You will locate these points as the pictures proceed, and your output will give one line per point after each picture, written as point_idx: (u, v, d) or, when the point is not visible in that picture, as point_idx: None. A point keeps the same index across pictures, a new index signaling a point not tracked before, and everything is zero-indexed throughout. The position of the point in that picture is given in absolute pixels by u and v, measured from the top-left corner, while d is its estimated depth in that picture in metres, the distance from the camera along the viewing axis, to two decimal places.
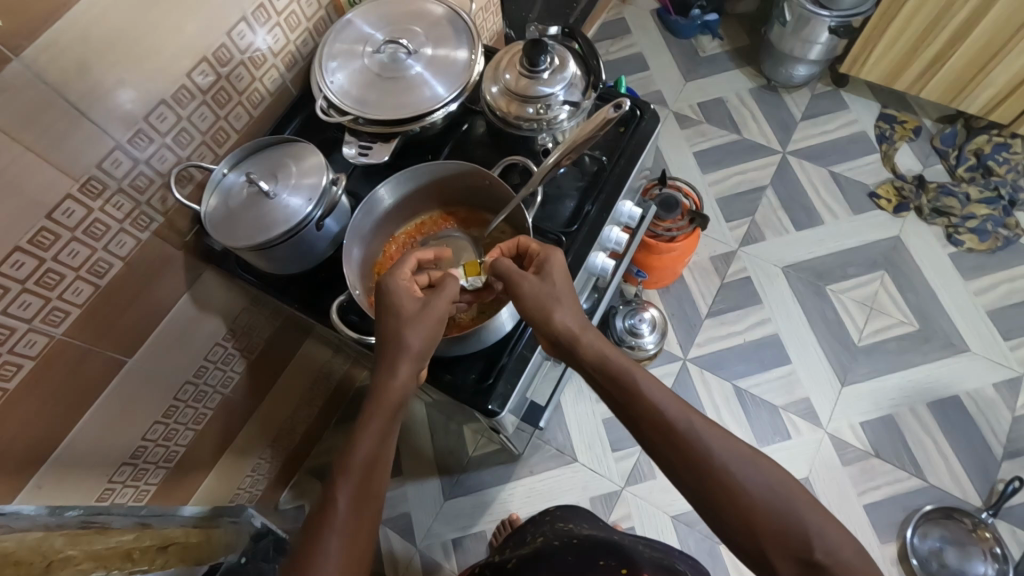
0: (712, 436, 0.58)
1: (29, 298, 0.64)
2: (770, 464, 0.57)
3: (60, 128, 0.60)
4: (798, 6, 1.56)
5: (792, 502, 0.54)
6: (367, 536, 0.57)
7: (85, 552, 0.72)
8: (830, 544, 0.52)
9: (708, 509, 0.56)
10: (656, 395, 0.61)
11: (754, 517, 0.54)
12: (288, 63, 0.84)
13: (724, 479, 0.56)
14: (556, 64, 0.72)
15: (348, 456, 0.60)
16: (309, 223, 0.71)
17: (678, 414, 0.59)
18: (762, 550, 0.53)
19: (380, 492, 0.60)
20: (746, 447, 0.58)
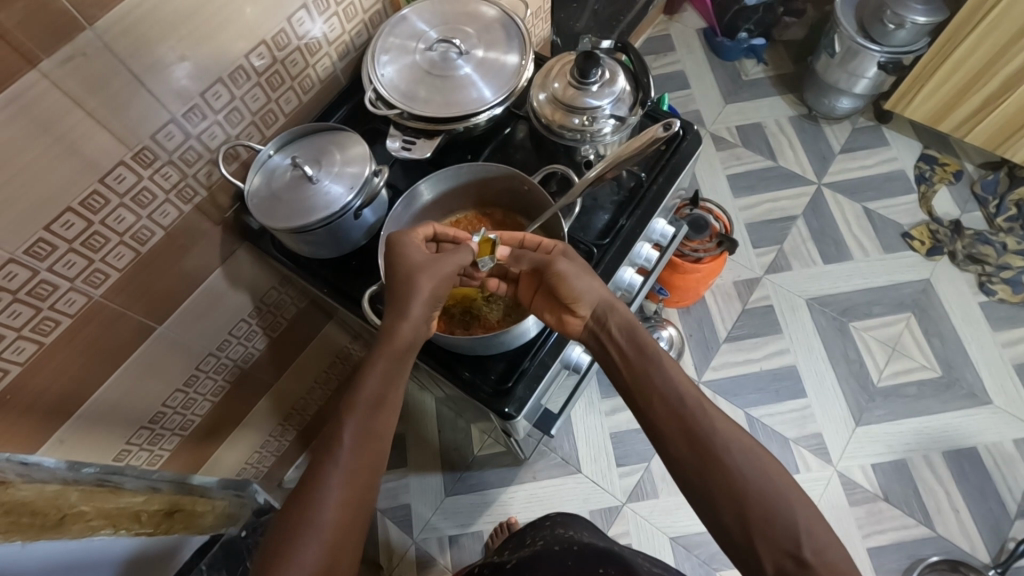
0: (716, 416, 0.59)
1: (74, 258, 0.66)
2: (768, 454, 0.57)
3: (120, 97, 0.62)
4: (848, 38, 1.55)
5: (784, 493, 0.54)
6: (372, 475, 0.60)
7: (99, 509, 0.81)
8: (816, 540, 0.52)
9: (702, 487, 0.57)
10: (671, 371, 0.63)
11: (745, 501, 0.54)
12: (341, 53, 0.85)
13: (721, 459, 0.56)
14: (606, 78, 0.72)
15: (353, 394, 0.63)
16: (347, 212, 0.72)
17: (686, 392, 0.61)
18: (748, 538, 0.53)
19: (386, 431, 0.63)
20: (746, 434, 0.59)
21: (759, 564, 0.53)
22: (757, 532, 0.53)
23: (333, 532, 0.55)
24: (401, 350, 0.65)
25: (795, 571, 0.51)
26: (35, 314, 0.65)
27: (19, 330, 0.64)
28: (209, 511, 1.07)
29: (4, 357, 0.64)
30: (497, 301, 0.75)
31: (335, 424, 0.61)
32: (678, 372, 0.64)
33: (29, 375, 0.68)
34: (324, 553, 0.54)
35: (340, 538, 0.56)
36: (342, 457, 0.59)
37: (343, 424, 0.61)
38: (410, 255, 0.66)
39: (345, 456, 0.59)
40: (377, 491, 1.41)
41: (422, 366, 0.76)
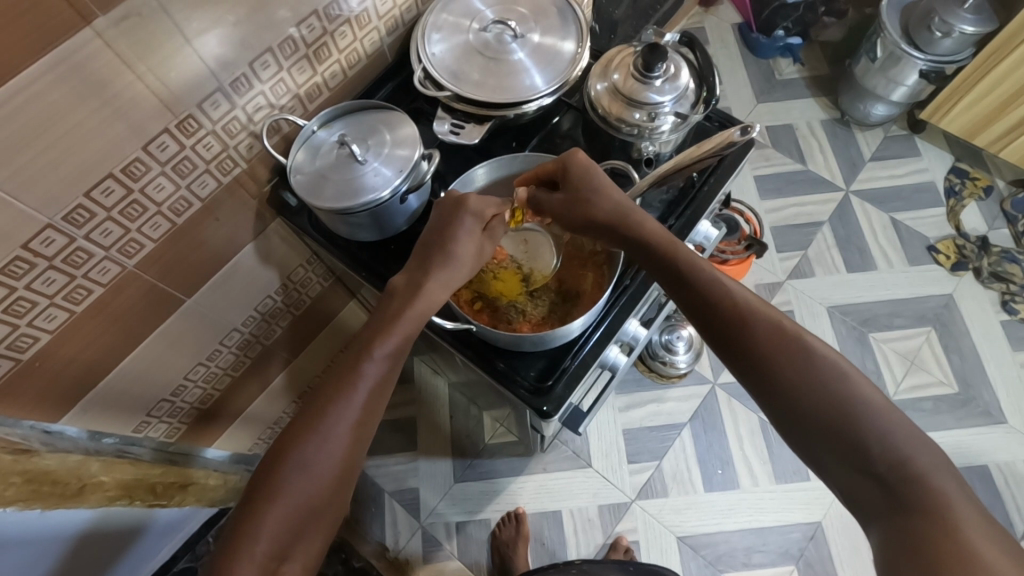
0: (763, 326, 0.57)
1: (111, 226, 0.64)
2: (835, 364, 0.53)
3: (169, 62, 0.59)
4: (891, 43, 1.51)
5: (851, 407, 0.51)
6: (358, 454, 0.59)
7: (118, 480, 0.84)
8: (894, 453, 0.49)
9: (772, 410, 0.55)
10: (722, 287, 0.61)
11: (806, 417, 0.52)
12: (390, 27, 0.82)
13: (780, 381, 0.54)
14: (670, 73, 0.70)
15: (359, 368, 0.60)
16: (394, 197, 0.70)
17: (740, 308, 0.58)
18: (818, 451, 0.52)
19: (379, 411, 0.61)
20: (810, 344, 0.55)
21: (837, 482, 0.51)
22: (825, 445, 0.51)
23: (308, 505, 0.55)
24: (407, 337, 0.63)
25: (875, 488, 0.49)
26: (68, 281, 0.63)
27: (51, 298, 0.62)
28: (219, 487, 1.10)
29: (34, 323, 0.62)
30: (542, 297, 0.74)
31: (333, 393, 0.59)
32: (733, 288, 0.61)
33: (59, 343, 0.66)
34: (292, 523, 0.54)
35: (314, 510, 0.55)
36: (337, 429, 0.57)
37: (344, 396, 0.59)
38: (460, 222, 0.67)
39: (338, 429, 0.57)
40: (386, 473, 1.40)
41: (457, 355, 0.75)
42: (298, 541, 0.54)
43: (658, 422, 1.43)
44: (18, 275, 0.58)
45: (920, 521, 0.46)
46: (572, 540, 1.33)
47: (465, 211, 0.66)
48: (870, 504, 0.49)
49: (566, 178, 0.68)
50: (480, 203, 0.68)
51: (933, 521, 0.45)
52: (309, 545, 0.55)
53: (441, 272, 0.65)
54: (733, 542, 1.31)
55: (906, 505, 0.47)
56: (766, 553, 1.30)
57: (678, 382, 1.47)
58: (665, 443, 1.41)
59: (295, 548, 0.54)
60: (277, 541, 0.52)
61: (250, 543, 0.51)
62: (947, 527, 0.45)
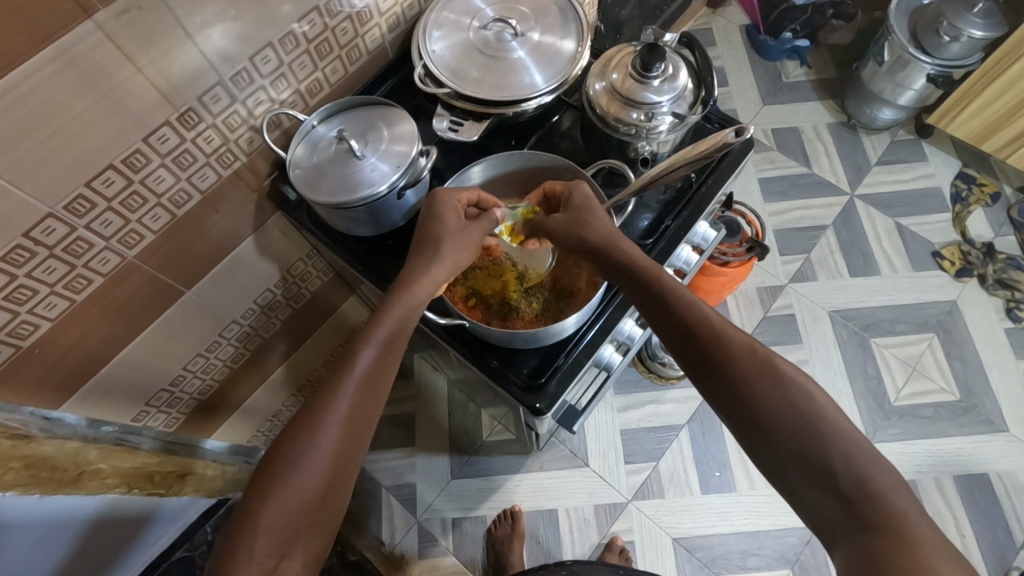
0: (734, 344, 0.58)
1: (111, 216, 0.65)
2: (804, 387, 0.54)
3: (169, 55, 0.60)
4: (899, 47, 1.50)
5: (818, 428, 0.52)
6: (354, 451, 0.60)
7: (116, 469, 0.86)
8: (858, 475, 0.49)
9: (742, 432, 0.56)
10: (699, 309, 0.61)
11: (773, 436, 0.53)
12: (391, 24, 0.83)
13: (753, 401, 0.55)
14: (668, 73, 0.70)
15: (349, 364, 0.61)
16: (391, 192, 0.70)
17: (716, 329, 0.59)
18: (785, 471, 0.52)
19: (373, 406, 0.62)
20: (781, 366, 0.55)
21: (802, 503, 0.52)
22: (791, 464, 0.52)
23: (305, 503, 0.55)
24: (395, 330, 0.63)
25: (838, 509, 0.49)
26: (68, 271, 0.64)
27: (51, 286, 0.63)
28: (217, 477, 1.11)
29: (35, 311, 0.63)
30: (536, 296, 0.74)
31: (326, 390, 0.60)
32: (710, 310, 0.61)
33: (59, 331, 0.67)
34: (289, 525, 0.54)
35: (311, 507, 0.56)
36: (330, 425, 0.58)
37: (334, 396, 0.59)
38: (445, 219, 0.68)
39: (331, 429, 0.58)
40: (383, 468, 1.41)
41: (452, 352, 0.75)
42: (297, 540, 0.55)
43: (656, 424, 1.43)
44: (20, 263, 0.59)
45: (881, 539, 0.46)
46: (566, 538, 1.33)
47: (441, 203, 0.68)
48: (834, 525, 0.49)
49: (568, 203, 0.69)
50: (452, 194, 0.69)
51: (893, 541, 0.46)
52: (308, 542, 0.55)
53: (424, 260, 0.66)
54: (728, 544, 1.31)
55: (868, 525, 0.47)
56: (760, 556, 1.30)
57: (677, 383, 1.47)
58: (662, 444, 1.41)
59: (293, 546, 0.54)
60: (274, 540, 0.53)
61: (247, 546, 0.52)
62: (906, 548, 0.45)
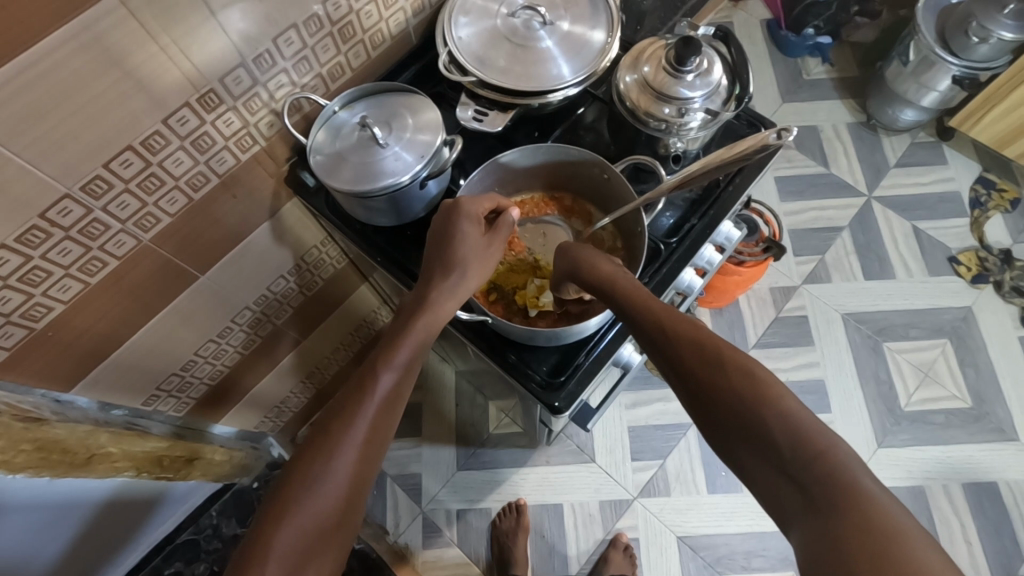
0: (682, 338, 0.56)
1: (128, 199, 0.64)
2: (749, 367, 0.51)
3: (192, 35, 0.59)
4: (925, 47, 1.47)
5: (758, 406, 0.49)
6: (369, 471, 0.59)
7: (126, 452, 0.82)
8: (808, 454, 0.45)
9: (698, 418, 0.54)
10: (653, 303, 0.60)
11: (724, 422, 0.50)
12: (416, 9, 0.81)
13: (702, 386, 0.53)
14: (702, 68, 0.69)
15: (369, 388, 0.60)
16: (413, 182, 0.69)
17: (668, 324, 0.58)
18: (739, 459, 0.49)
19: (389, 431, 0.61)
20: (728, 350, 0.54)
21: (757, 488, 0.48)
22: (743, 450, 0.49)
23: (320, 526, 0.54)
24: (415, 354, 0.63)
25: (792, 490, 0.45)
26: (84, 253, 0.63)
27: (66, 268, 0.62)
28: (226, 462, 1.07)
29: (48, 293, 0.62)
30: None
31: (344, 411, 0.59)
32: (663, 303, 0.60)
33: (72, 313, 0.66)
34: (299, 547, 0.53)
35: (326, 530, 0.55)
36: (349, 448, 0.57)
37: (353, 417, 0.58)
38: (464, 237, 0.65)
39: (349, 449, 0.57)
40: (389, 457, 1.41)
41: (470, 345, 0.74)
42: (309, 561, 0.53)
43: (664, 421, 1.43)
44: (34, 245, 0.58)
45: (832, 512, 0.42)
46: (571, 533, 1.33)
47: (461, 215, 0.65)
48: (787, 505, 0.45)
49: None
50: (473, 203, 0.67)
51: (846, 517, 0.42)
52: (321, 565, 0.54)
53: (451, 279, 0.64)
54: (734, 544, 1.31)
55: (818, 500, 0.44)
56: (765, 558, 1.29)
57: None
58: (670, 442, 1.40)
59: (307, 568, 0.53)
60: (288, 561, 0.52)
61: (259, 566, 0.51)
62: (858, 520, 0.41)
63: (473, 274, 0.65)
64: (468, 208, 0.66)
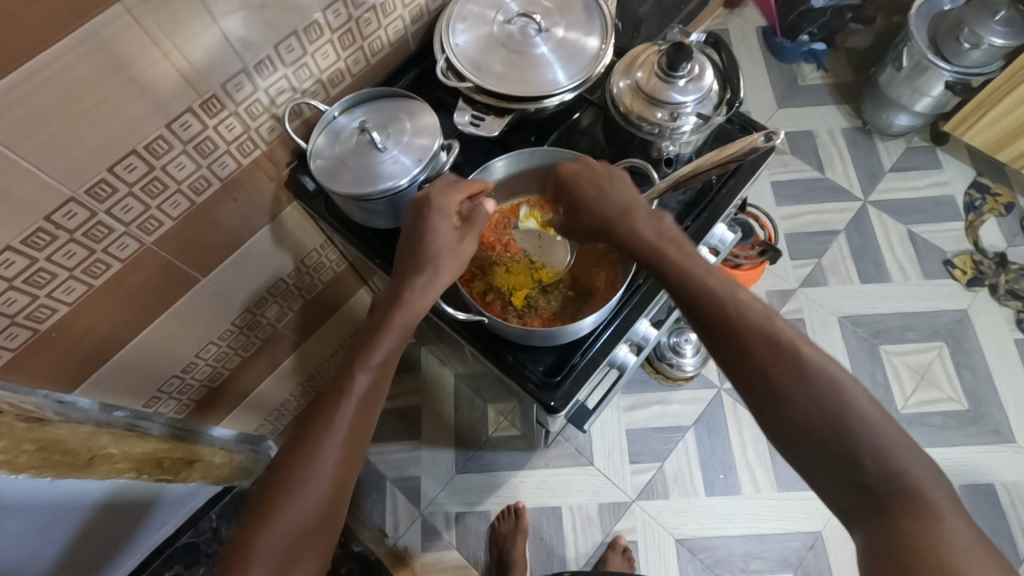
0: (758, 331, 0.54)
1: (132, 202, 0.65)
2: (832, 375, 0.51)
3: (195, 42, 0.60)
4: (918, 53, 1.49)
5: (844, 418, 0.50)
6: (353, 468, 0.60)
7: (127, 453, 0.84)
8: (884, 466, 0.48)
9: (764, 414, 0.54)
10: (721, 296, 0.58)
11: (794, 423, 0.51)
12: (414, 16, 0.82)
13: (778, 388, 0.52)
14: (694, 73, 0.70)
15: (345, 389, 0.61)
16: (410, 185, 0.70)
17: (742, 314, 0.56)
18: (810, 461, 0.51)
19: (370, 429, 0.62)
20: (808, 352, 0.53)
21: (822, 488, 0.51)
22: (818, 453, 0.50)
23: (305, 528, 0.56)
24: (392, 351, 0.64)
25: (864, 497, 0.48)
26: (88, 255, 0.64)
27: (71, 270, 0.63)
28: (226, 464, 1.09)
29: (53, 295, 0.63)
30: (555, 293, 0.74)
31: (323, 412, 0.60)
32: (731, 293, 0.58)
33: (77, 315, 0.67)
34: (285, 549, 0.55)
35: (311, 530, 0.56)
36: (329, 449, 0.58)
37: (331, 417, 0.59)
38: (435, 231, 0.66)
39: (329, 450, 0.58)
40: (388, 461, 1.41)
41: (467, 346, 0.75)
42: (294, 561, 0.55)
43: (662, 424, 1.43)
44: (40, 247, 0.59)
45: (905, 525, 0.46)
46: (569, 536, 1.33)
47: (429, 208, 0.66)
48: (857, 512, 0.49)
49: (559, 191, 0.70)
50: (444, 196, 0.67)
51: (916, 528, 0.46)
52: (308, 563, 0.56)
53: (422, 278, 0.65)
54: (732, 547, 1.31)
55: (892, 513, 0.47)
56: (764, 560, 1.30)
57: (684, 385, 1.47)
58: (668, 445, 1.41)
59: (293, 567, 0.55)
60: (272, 563, 0.54)
61: (243, 569, 0.53)
62: (938, 540, 0.44)
63: (445, 271, 0.66)
64: (438, 200, 0.67)
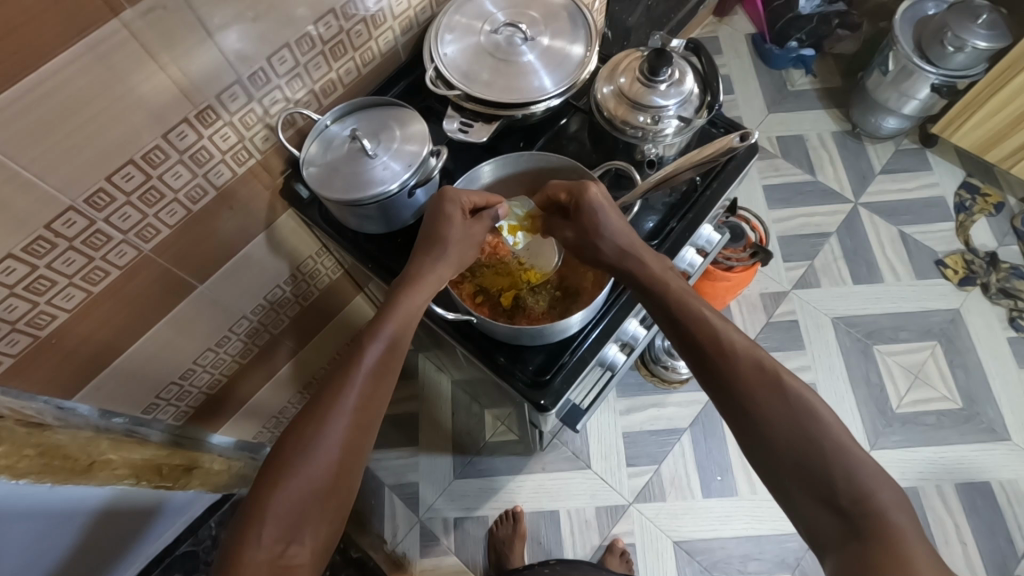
0: (744, 359, 0.58)
1: (130, 211, 0.67)
2: (811, 404, 0.55)
3: (191, 55, 0.62)
4: (904, 57, 1.51)
5: (821, 445, 0.52)
6: (363, 440, 0.61)
7: (126, 459, 0.84)
8: (858, 490, 0.50)
9: (744, 440, 0.57)
10: (713, 325, 0.61)
11: (773, 447, 0.54)
12: (404, 28, 0.85)
13: (758, 413, 0.56)
14: (675, 78, 0.73)
15: (358, 358, 0.62)
16: (401, 190, 0.72)
17: (727, 343, 0.60)
18: (786, 484, 0.53)
19: (381, 402, 0.63)
20: (789, 381, 0.56)
21: (798, 514, 0.53)
22: (793, 475, 0.53)
23: (315, 491, 0.56)
24: (401, 326, 0.65)
25: (836, 520, 0.50)
26: (87, 263, 0.66)
27: (70, 277, 0.65)
28: (223, 472, 1.09)
29: (53, 302, 0.65)
30: (543, 293, 0.76)
31: (336, 383, 0.61)
32: (725, 325, 0.62)
33: (76, 321, 0.69)
34: (295, 513, 0.55)
35: (322, 494, 0.56)
36: (338, 417, 0.59)
37: (343, 389, 0.60)
38: (445, 221, 0.68)
39: (340, 419, 0.59)
40: (386, 467, 1.42)
41: (459, 347, 0.76)
42: (305, 527, 0.55)
43: (658, 427, 1.44)
44: (39, 255, 0.61)
45: (870, 548, 0.48)
46: (567, 540, 1.34)
47: (445, 200, 0.69)
48: (828, 537, 0.50)
49: (577, 213, 0.69)
50: (459, 192, 0.70)
51: (883, 550, 0.47)
52: (317, 531, 0.56)
53: (431, 258, 0.68)
54: (729, 548, 1.31)
55: (861, 536, 0.49)
56: (761, 562, 1.30)
57: (679, 387, 1.48)
58: (664, 447, 1.42)
59: (302, 532, 0.55)
60: (284, 524, 0.54)
61: (257, 529, 0.53)
62: (903, 563, 0.46)
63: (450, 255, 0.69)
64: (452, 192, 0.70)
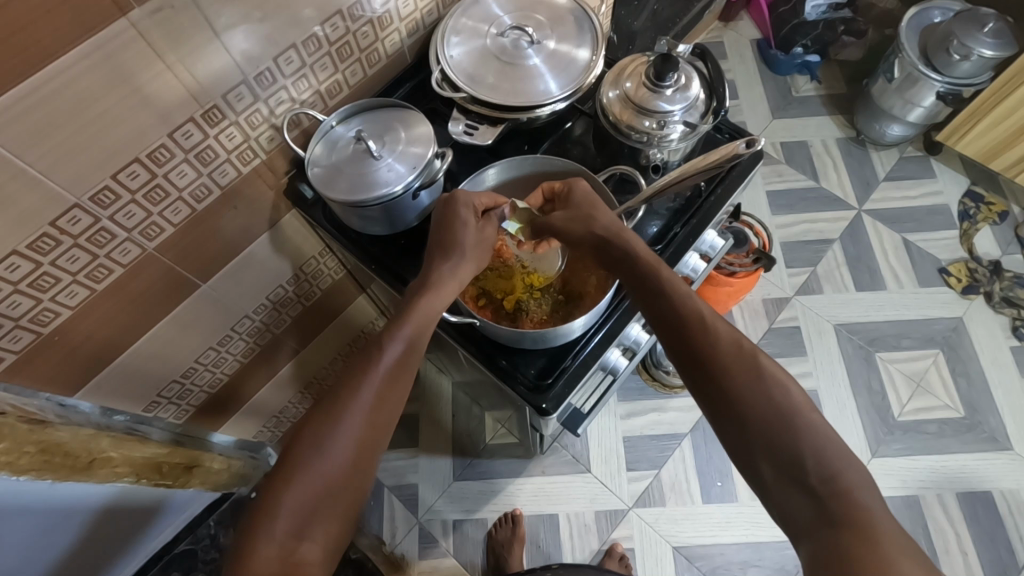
0: (722, 339, 0.59)
1: (134, 209, 0.67)
2: (784, 385, 0.55)
3: (197, 55, 0.62)
4: (909, 65, 1.51)
5: (793, 423, 0.53)
6: (377, 441, 0.60)
7: (127, 458, 0.85)
8: (828, 470, 0.50)
9: (718, 421, 0.57)
10: (699, 308, 0.61)
11: (748, 425, 0.54)
12: (411, 30, 0.85)
13: (735, 394, 0.55)
14: (681, 83, 0.73)
15: (376, 358, 0.62)
16: (406, 192, 0.72)
17: (706, 325, 0.60)
18: (757, 462, 0.53)
19: (397, 402, 0.63)
20: (766, 363, 0.57)
21: (768, 497, 0.52)
22: (764, 453, 0.53)
23: (327, 488, 0.56)
24: (419, 330, 0.65)
25: (805, 498, 0.50)
26: (91, 260, 0.66)
27: (74, 275, 0.65)
28: (223, 471, 1.09)
29: (56, 299, 0.65)
30: (545, 298, 0.76)
31: (350, 382, 0.61)
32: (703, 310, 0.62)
33: (79, 318, 0.69)
34: (304, 509, 0.54)
35: (332, 490, 0.56)
36: (353, 416, 0.59)
37: (357, 388, 0.61)
38: (455, 224, 0.69)
39: (353, 418, 0.59)
40: (386, 468, 1.42)
41: (461, 350, 0.76)
42: (315, 522, 0.54)
43: (659, 431, 1.44)
44: (43, 252, 0.61)
45: (841, 523, 0.47)
46: (567, 544, 1.33)
47: (457, 203, 0.69)
48: (800, 518, 0.50)
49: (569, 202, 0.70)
50: (470, 194, 0.71)
51: (852, 527, 0.47)
52: (327, 529, 0.55)
53: (448, 264, 0.68)
54: (729, 555, 1.31)
55: (831, 515, 0.48)
56: (760, 568, 1.29)
57: (680, 392, 1.48)
58: (665, 452, 1.41)
59: (314, 528, 0.54)
60: (296, 521, 0.54)
61: (268, 524, 0.53)
62: (868, 537, 0.46)
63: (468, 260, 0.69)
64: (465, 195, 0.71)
